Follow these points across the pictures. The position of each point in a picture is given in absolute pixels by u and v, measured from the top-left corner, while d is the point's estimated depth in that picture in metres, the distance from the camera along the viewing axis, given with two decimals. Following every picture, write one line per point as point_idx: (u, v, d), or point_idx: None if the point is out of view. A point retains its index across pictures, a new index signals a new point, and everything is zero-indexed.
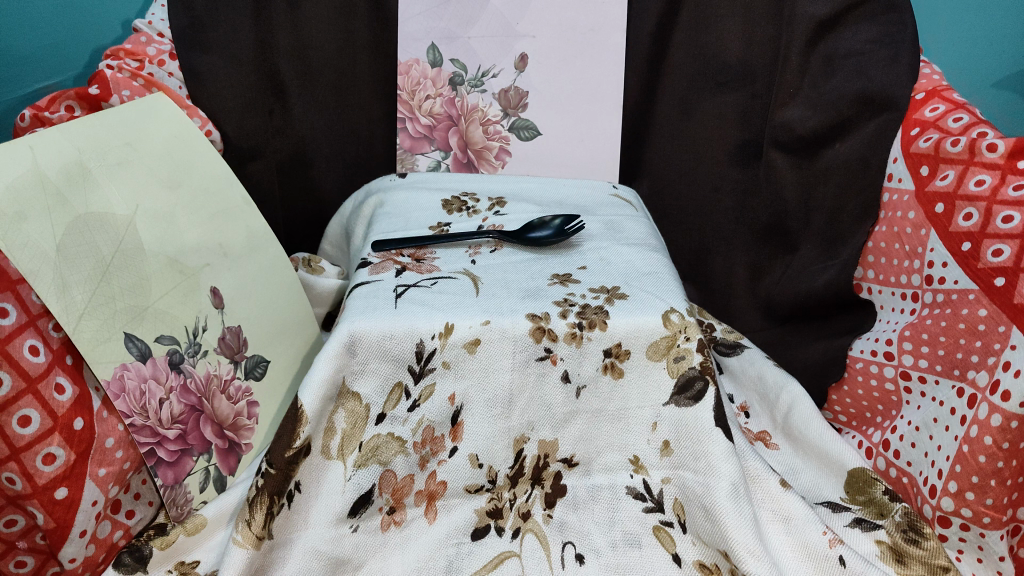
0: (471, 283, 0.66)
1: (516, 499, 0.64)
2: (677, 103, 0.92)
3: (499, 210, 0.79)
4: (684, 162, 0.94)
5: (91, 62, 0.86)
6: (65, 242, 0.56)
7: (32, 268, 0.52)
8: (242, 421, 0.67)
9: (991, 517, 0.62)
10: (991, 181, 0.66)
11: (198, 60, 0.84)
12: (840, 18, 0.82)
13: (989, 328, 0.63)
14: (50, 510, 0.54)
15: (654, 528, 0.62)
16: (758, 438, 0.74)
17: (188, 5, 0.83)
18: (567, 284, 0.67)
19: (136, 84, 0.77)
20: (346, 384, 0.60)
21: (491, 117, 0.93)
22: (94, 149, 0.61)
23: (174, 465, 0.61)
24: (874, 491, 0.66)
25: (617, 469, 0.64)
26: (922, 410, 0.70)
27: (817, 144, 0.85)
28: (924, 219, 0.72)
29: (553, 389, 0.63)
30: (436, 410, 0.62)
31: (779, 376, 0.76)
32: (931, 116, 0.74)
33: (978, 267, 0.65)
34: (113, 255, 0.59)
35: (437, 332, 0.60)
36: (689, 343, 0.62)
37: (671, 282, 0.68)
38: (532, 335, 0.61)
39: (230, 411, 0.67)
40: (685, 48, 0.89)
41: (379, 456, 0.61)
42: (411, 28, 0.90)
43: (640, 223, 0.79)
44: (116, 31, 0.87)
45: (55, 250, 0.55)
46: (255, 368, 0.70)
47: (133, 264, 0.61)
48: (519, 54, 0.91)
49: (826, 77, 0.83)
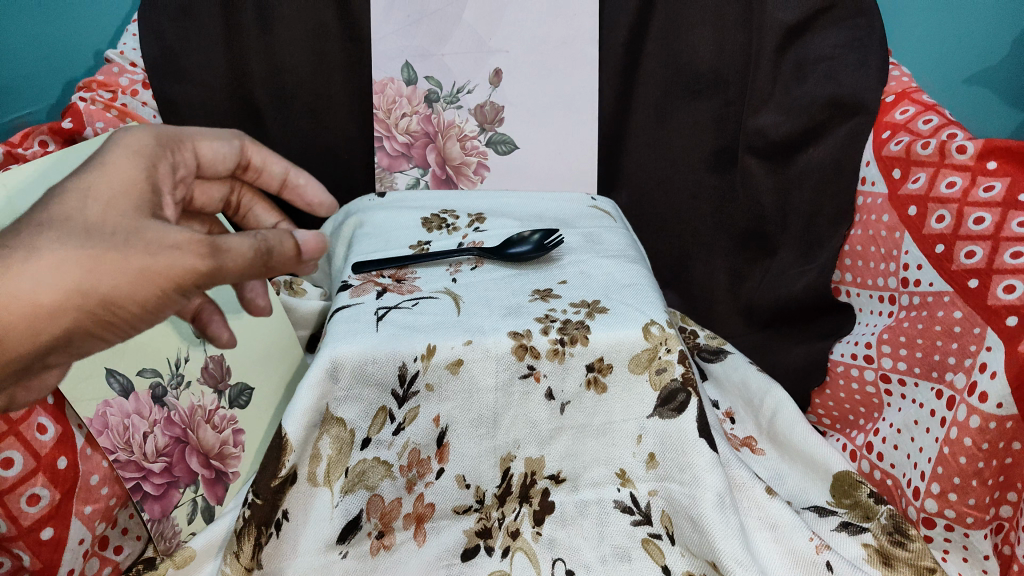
0: (453, 302, 0.66)
1: (504, 518, 0.64)
2: (653, 111, 0.93)
3: (478, 226, 0.79)
4: (662, 171, 0.94)
5: (64, 94, 0.90)
6: (161, 127, 0.48)
7: (108, 168, 0.41)
8: (294, 175, 0.57)
9: (975, 517, 0.62)
10: (962, 182, 0.66)
11: (173, 89, 0.87)
12: (809, 25, 0.83)
13: (965, 329, 0.64)
14: (37, 551, 0.55)
15: (642, 541, 0.62)
16: (744, 444, 0.75)
17: (160, 33, 0.85)
18: (548, 300, 0.67)
19: (110, 115, 0.78)
20: (329, 411, 0.60)
21: (468, 133, 0.93)
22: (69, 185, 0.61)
23: (161, 498, 0.61)
24: (860, 493, 0.66)
25: (605, 483, 0.64)
26: (904, 411, 0.70)
27: (791, 149, 0.86)
28: (898, 222, 0.73)
29: (538, 407, 0.63)
30: (422, 433, 0.62)
31: (762, 381, 0.77)
32: (901, 118, 0.76)
33: (952, 269, 0.66)
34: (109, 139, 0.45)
35: (419, 354, 0.60)
36: (670, 355, 0.62)
37: (651, 293, 0.68)
38: (514, 353, 0.61)
39: (280, 181, 0.56)
40: (658, 57, 0.90)
41: (365, 481, 0.61)
42: (384, 47, 0.90)
43: (618, 234, 0.79)
44: (88, 61, 0.90)
45: (117, 146, 0.43)
46: (240, 396, 0.69)
47: (182, 136, 0.49)
48: (493, 69, 0.91)
49: (798, 83, 0.84)
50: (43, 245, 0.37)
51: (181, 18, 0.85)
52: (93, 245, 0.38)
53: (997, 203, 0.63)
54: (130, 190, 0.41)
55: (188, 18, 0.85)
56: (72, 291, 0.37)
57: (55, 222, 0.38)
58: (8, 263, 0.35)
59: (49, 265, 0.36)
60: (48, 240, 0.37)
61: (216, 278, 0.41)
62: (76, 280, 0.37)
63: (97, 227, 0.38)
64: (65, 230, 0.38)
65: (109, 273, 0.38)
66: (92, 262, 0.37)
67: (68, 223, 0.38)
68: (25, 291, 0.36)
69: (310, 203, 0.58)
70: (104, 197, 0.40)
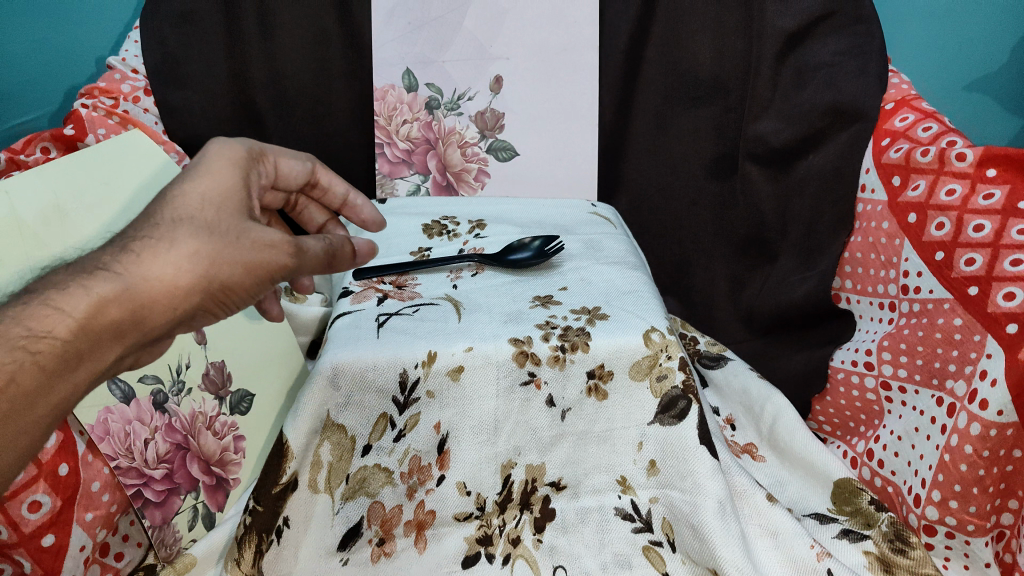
0: (453, 308, 0.66)
1: (506, 525, 0.63)
2: (653, 118, 0.93)
3: (479, 232, 0.80)
4: (662, 177, 0.95)
5: (65, 100, 0.91)
6: (253, 140, 0.53)
7: (216, 172, 0.47)
8: (353, 197, 0.62)
9: (975, 525, 0.62)
10: (961, 190, 0.66)
11: (173, 95, 0.86)
12: (808, 32, 0.84)
13: (965, 337, 0.64)
14: (38, 558, 0.55)
15: (643, 548, 0.62)
16: (745, 450, 0.75)
17: (162, 40, 0.85)
18: (549, 306, 0.67)
19: (111, 121, 0.78)
20: (330, 418, 0.61)
21: (468, 140, 0.93)
22: (72, 191, 0.61)
23: (162, 505, 0.61)
24: (860, 501, 0.66)
25: (606, 490, 0.63)
26: (904, 418, 0.70)
27: (791, 155, 0.86)
28: (898, 229, 0.73)
29: (538, 413, 0.63)
30: (422, 440, 0.62)
31: (762, 388, 0.77)
32: (901, 126, 0.76)
33: (951, 277, 0.66)
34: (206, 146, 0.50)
35: (420, 361, 0.61)
36: (670, 362, 0.63)
37: (652, 300, 0.68)
38: (515, 360, 0.62)
39: (341, 202, 0.62)
40: (658, 64, 0.91)
41: (366, 487, 0.61)
42: (386, 54, 0.91)
43: (619, 240, 0.79)
44: (89, 69, 0.92)
45: (217, 156, 0.48)
46: (240, 403, 0.68)
47: (267, 151, 0.54)
48: (494, 76, 0.92)
49: (798, 90, 0.84)
50: (179, 236, 0.42)
51: (183, 26, 0.85)
52: (216, 238, 0.44)
53: (996, 210, 0.63)
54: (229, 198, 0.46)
55: (190, 25, 0.85)
56: (202, 275, 0.43)
57: (183, 216, 0.43)
58: (154, 250, 0.42)
59: (186, 254, 0.42)
60: (181, 231, 0.43)
61: (300, 271, 0.48)
62: (205, 266, 0.43)
63: (217, 221, 0.44)
64: (194, 223, 0.43)
65: (226, 263, 0.44)
66: (215, 252, 0.43)
67: (193, 218, 0.44)
68: (167, 276, 0.42)
69: (363, 222, 0.63)
70: (217, 196, 0.45)
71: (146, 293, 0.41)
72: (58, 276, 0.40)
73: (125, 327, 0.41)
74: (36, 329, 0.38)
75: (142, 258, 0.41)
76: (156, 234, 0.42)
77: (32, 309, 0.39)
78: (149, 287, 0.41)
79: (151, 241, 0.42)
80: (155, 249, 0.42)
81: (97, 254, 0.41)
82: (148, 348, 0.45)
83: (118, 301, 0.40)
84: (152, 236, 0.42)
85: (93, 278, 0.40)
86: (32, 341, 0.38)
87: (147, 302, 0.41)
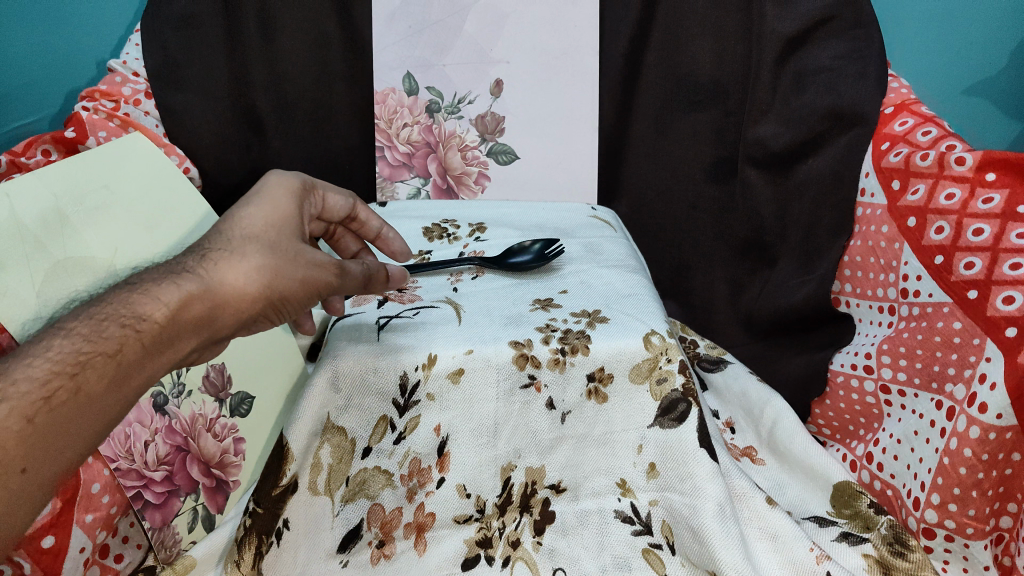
0: (453, 311, 0.66)
1: (505, 527, 0.62)
2: (652, 122, 0.94)
3: (479, 235, 0.80)
4: (662, 181, 0.95)
5: (66, 103, 0.92)
6: (306, 175, 0.60)
7: (274, 200, 0.54)
8: (386, 232, 0.70)
9: (975, 528, 0.62)
10: (961, 194, 0.66)
11: (174, 98, 0.86)
12: (808, 37, 0.84)
13: (964, 340, 0.64)
14: (38, 559, 0.55)
15: (643, 551, 0.61)
16: (745, 454, 0.75)
17: (163, 43, 0.85)
18: (549, 309, 0.67)
19: (112, 124, 0.79)
20: (330, 420, 0.62)
21: (468, 143, 0.94)
22: (71, 193, 0.61)
23: (162, 507, 0.61)
24: (859, 504, 0.66)
25: (605, 493, 0.63)
26: (903, 422, 0.71)
27: (790, 159, 0.86)
28: (898, 233, 0.73)
29: (539, 416, 0.63)
30: (423, 442, 0.62)
31: (762, 392, 0.78)
32: (900, 130, 0.76)
33: (951, 280, 0.66)
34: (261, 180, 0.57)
35: (420, 363, 0.61)
36: (670, 365, 0.63)
37: (652, 304, 0.68)
38: (515, 362, 0.62)
39: (375, 233, 0.69)
40: (657, 68, 0.91)
41: (366, 490, 0.61)
42: (386, 58, 0.91)
43: (619, 244, 0.79)
44: (90, 72, 0.92)
45: (279, 186, 0.56)
46: (240, 405, 0.67)
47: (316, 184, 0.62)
48: (494, 80, 0.92)
49: (797, 94, 0.85)
50: (248, 250, 0.50)
51: (184, 29, 0.85)
52: (278, 255, 0.51)
53: (996, 215, 0.63)
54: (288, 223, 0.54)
55: (191, 29, 0.85)
56: (267, 286, 0.50)
57: (253, 236, 0.51)
58: (229, 261, 0.49)
59: (256, 264, 0.49)
60: (249, 247, 0.50)
61: (337, 288, 0.56)
62: (269, 276, 0.50)
63: (277, 240, 0.52)
64: (259, 240, 0.51)
65: (286, 277, 0.51)
66: (277, 266, 0.51)
67: (258, 237, 0.51)
68: (241, 283, 0.49)
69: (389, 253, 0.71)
70: (277, 219, 0.53)
71: (222, 296, 0.48)
72: (147, 276, 0.46)
73: (203, 323, 0.47)
74: (135, 314, 0.44)
75: (219, 267, 0.48)
76: (229, 247, 0.49)
77: (130, 298, 0.44)
78: (225, 290, 0.48)
79: (226, 253, 0.49)
80: (231, 260, 0.49)
81: (181, 261, 0.48)
82: (207, 351, 0.51)
83: (202, 298, 0.47)
84: (226, 249, 0.49)
85: (181, 279, 0.46)
86: (131, 323, 0.43)
87: (222, 303, 0.48)
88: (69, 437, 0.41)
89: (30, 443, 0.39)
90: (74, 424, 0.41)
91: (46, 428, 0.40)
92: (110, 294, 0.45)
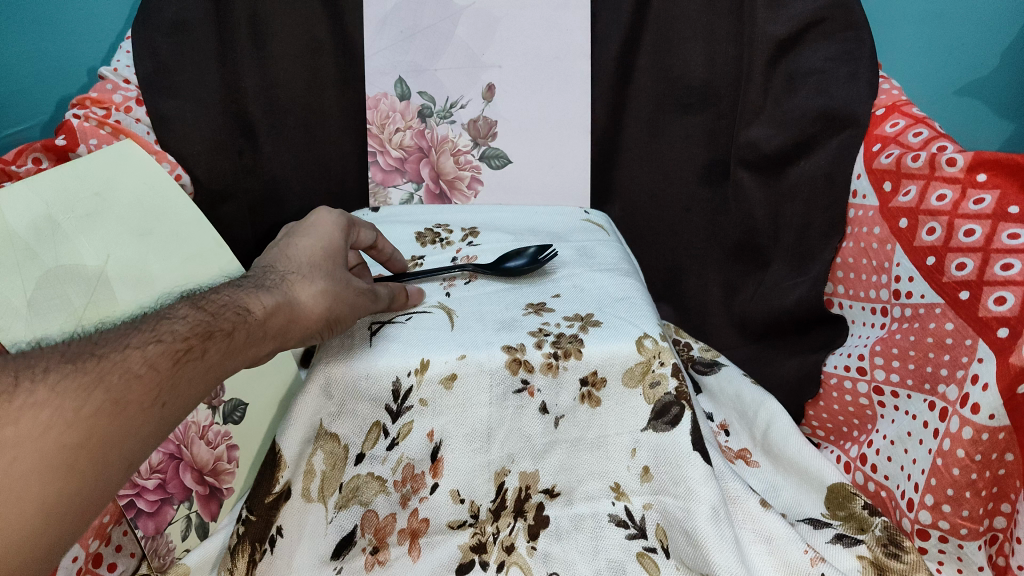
0: (446, 317, 0.66)
1: (499, 532, 0.63)
2: (645, 124, 0.95)
3: (472, 240, 0.80)
4: (655, 184, 0.97)
5: (57, 111, 0.93)
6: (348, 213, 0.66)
7: (327, 233, 0.61)
8: (395, 259, 0.73)
9: (968, 529, 0.62)
10: (952, 195, 0.67)
11: (165, 105, 0.84)
12: (799, 38, 0.83)
13: (956, 341, 0.64)
14: None
15: (637, 554, 0.60)
16: (739, 456, 0.76)
17: (154, 50, 0.83)
18: (542, 313, 0.67)
19: (103, 132, 0.78)
20: (324, 426, 0.62)
21: (461, 148, 0.94)
22: (63, 202, 0.61)
23: (155, 515, 0.61)
24: (854, 505, 0.66)
25: (599, 497, 0.63)
26: (897, 423, 0.71)
27: (782, 161, 0.86)
28: (890, 235, 0.73)
29: (532, 421, 0.62)
30: (416, 447, 0.61)
31: (756, 394, 0.78)
32: (892, 131, 0.75)
33: (943, 281, 0.66)
34: (311, 215, 0.63)
35: (412, 369, 0.61)
36: (664, 368, 0.62)
37: (645, 307, 0.68)
38: (508, 367, 0.61)
39: (386, 257, 0.72)
40: (649, 71, 0.92)
41: (359, 497, 0.61)
42: (378, 63, 0.91)
43: (611, 247, 0.79)
44: (82, 79, 0.93)
45: (331, 224, 0.62)
46: (234, 412, 0.67)
47: (356, 223, 0.66)
48: (486, 84, 0.92)
49: (789, 96, 0.85)
50: (317, 276, 0.56)
51: (175, 35, 0.84)
52: (340, 283, 0.57)
53: (987, 215, 0.63)
54: (339, 256, 0.60)
55: (183, 34, 0.84)
56: (333, 308, 0.56)
57: (317, 265, 0.57)
58: (301, 284, 0.55)
59: (325, 287, 0.56)
60: (317, 275, 0.56)
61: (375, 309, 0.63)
62: (334, 297, 0.56)
63: (337, 268, 0.58)
64: (325, 268, 0.57)
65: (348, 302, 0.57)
66: (339, 291, 0.56)
67: (322, 266, 0.57)
68: (312, 303, 0.54)
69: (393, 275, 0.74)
70: (332, 252, 0.59)
71: (298, 311, 0.54)
72: (242, 284, 0.52)
73: (282, 333, 0.53)
74: (241, 308, 0.50)
75: (293, 288, 0.54)
76: (299, 272, 0.56)
77: (235, 296, 0.50)
78: (301, 307, 0.54)
79: (301, 278, 0.55)
80: (304, 284, 0.55)
81: (262, 280, 0.54)
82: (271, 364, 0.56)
83: (285, 310, 0.52)
84: (299, 273, 0.56)
85: (266, 291, 0.52)
86: (241, 313, 0.49)
87: (299, 317, 0.53)
88: (196, 392, 0.44)
89: (173, 384, 0.43)
90: (200, 381, 0.45)
91: (183, 376, 0.43)
92: (220, 290, 0.50)
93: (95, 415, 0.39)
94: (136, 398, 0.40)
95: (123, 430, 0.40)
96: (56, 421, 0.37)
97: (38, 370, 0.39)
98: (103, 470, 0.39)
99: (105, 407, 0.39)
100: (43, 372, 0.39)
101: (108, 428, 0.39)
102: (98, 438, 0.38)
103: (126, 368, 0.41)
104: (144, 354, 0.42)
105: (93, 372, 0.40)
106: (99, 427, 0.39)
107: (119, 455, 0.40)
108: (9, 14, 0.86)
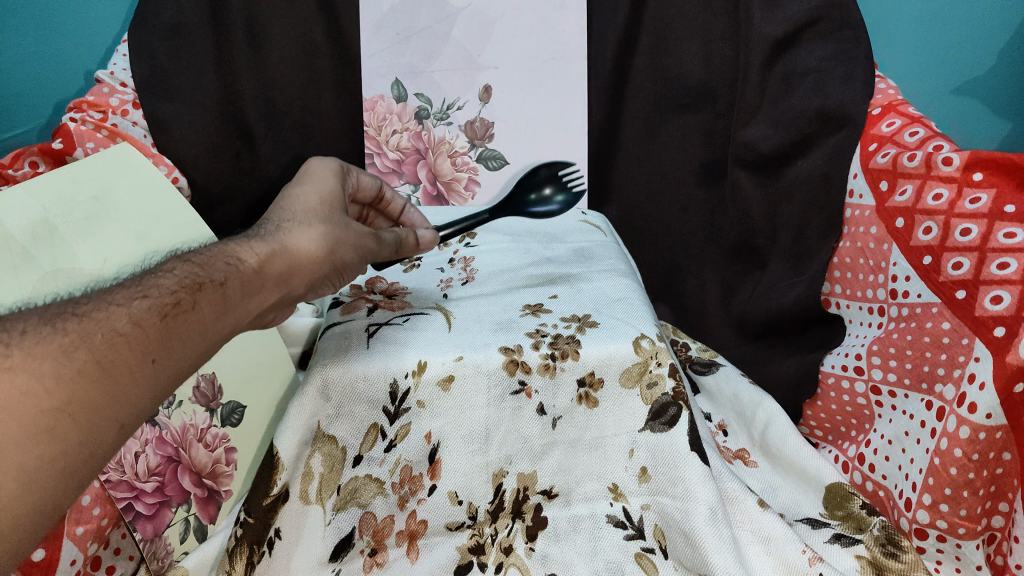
0: (443, 317, 0.67)
1: (498, 533, 0.62)
2: (643, 125, 0.95)
3: (469, 240, 0.81)
4: (652, 184, 0.97)
5: (54, 114, 0.93)
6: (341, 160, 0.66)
7: (322, 181, 0.60)
8: (409, 211, 0.74)
9: (966, 528, 0.63)
10: (949, 194, 0.66)
11: (161, 107, 0.86)
12: (795, 38, 0.84)
13: (953, 340, 0.64)
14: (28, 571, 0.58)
15: (636, 554, 0.60)
16: (738, 456, 0.75)
17: (150, 53, 0.85)
18: (539, 314, 0.67)
19: (99, 134, 0.79)
20: (321, 428, 0.61)
21: (458, 149, 0.94)
22: (59, 205, 0.60)
23: (153, 518, 0.61)
24: (852, 506, 0.66)
25: (597, 498, 0.63)
26: (895, 423, 0.71)
27: (779, 161, 0.87)
28: (886, 234, 0.73)
29: (529, 422, 0.63)
30: (414, 450, 0.61)
31: (756, 394, 0.78)
32: (888, 131, 0.76)
33: (939, 280, 0.66)
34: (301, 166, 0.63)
35: (410, 371, 0.61)
36: (661, 369, 0.63)
37: (642, 307, 0.68)
38: (505, 369, 0.62)
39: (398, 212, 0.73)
40: (646, 72, 0.92)
41: (357, 499, 0.61)
42: (374, 64, 0.91)
43: (609, 247, 0.79)
44: (78, 82, 0.93)
45: (322, 173, 0.61)
46: (232, 414, 0.67)
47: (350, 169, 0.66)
48: (483, 86, 0.92)
49: (785, 96, 0.85)
50: (313, 221, 0.55)
51: (172, 38, 0.85)
52: (337, 227, 0.57)
53: (983, 214, 0.63)
54: (334, 202, 0.59)
55: (179, 36, 0.85)
56: (331, 251, 0.55)
57: (312, 211, 0.56)
58: (297, 229, 0.54)
59: (323, 231, 0.55)
60: (313, 220, 0.56)
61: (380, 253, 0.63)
62: (331, 242, 0.55)
63: (334, 213, 0.58)
64: (321, 214, 0.56)
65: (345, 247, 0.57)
66: (337, 235, 0.56)
67: (317, 212, 0.57)
68: (309, 248, 0.54)
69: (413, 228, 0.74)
70: (327, 198, 0.59)
71: (296, 256, 0.53)
72: (234, 236, 0.51)
73: (282, 280, 0.52)
74: (231, 257, 0.48)
75: (288, 233, 0.53)
76: (294, 218, 0.55)
77: (225, 248, 0.49)
78: (298, 252, 0.53)
79: (296, 224, 0.54)
80: (299, 229, 0.54)
81: (253, 231, 0.53)
82: (281, 314, 0.57)
83: (280, 257, 0.51)
84: (294, 220, 0.55)
85: (261, 241, 0.51)
86: (234, 263, 0.48)
87: (297, 263, 0.53)
88: (189, 346, 0.42)
89: (163, 339, 0.40)
90: (193, 335, 0.43)
91: (174, 328, 0.41)
92: (208, 243, 0.49)
93: (78, 377, 0.35)
94: (122, 359, 0.38)
95: (108, 394, 0.37)
96: (37, 389, 0.34)
97: (16, 332, 0.35)
98: (88, 440, 0.36)
99: (88, 369, 0.36)
100: (20, 334, 0.35)
101: (95, 396, 0.36)
102: (82, 408, 0.35)
103: (111, 326, 0.38)
104: (130, 310, 0.40)
105: (73, 332, 0.37)
106: (84, 395, 0.36)
107: (106, 424, 0.37)
108: (7, 16, 0.86)
